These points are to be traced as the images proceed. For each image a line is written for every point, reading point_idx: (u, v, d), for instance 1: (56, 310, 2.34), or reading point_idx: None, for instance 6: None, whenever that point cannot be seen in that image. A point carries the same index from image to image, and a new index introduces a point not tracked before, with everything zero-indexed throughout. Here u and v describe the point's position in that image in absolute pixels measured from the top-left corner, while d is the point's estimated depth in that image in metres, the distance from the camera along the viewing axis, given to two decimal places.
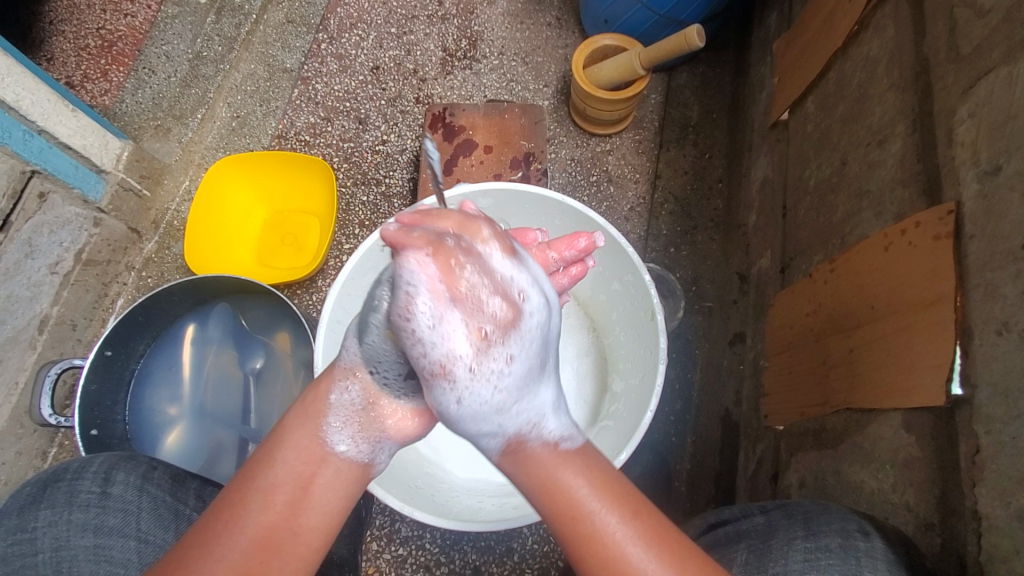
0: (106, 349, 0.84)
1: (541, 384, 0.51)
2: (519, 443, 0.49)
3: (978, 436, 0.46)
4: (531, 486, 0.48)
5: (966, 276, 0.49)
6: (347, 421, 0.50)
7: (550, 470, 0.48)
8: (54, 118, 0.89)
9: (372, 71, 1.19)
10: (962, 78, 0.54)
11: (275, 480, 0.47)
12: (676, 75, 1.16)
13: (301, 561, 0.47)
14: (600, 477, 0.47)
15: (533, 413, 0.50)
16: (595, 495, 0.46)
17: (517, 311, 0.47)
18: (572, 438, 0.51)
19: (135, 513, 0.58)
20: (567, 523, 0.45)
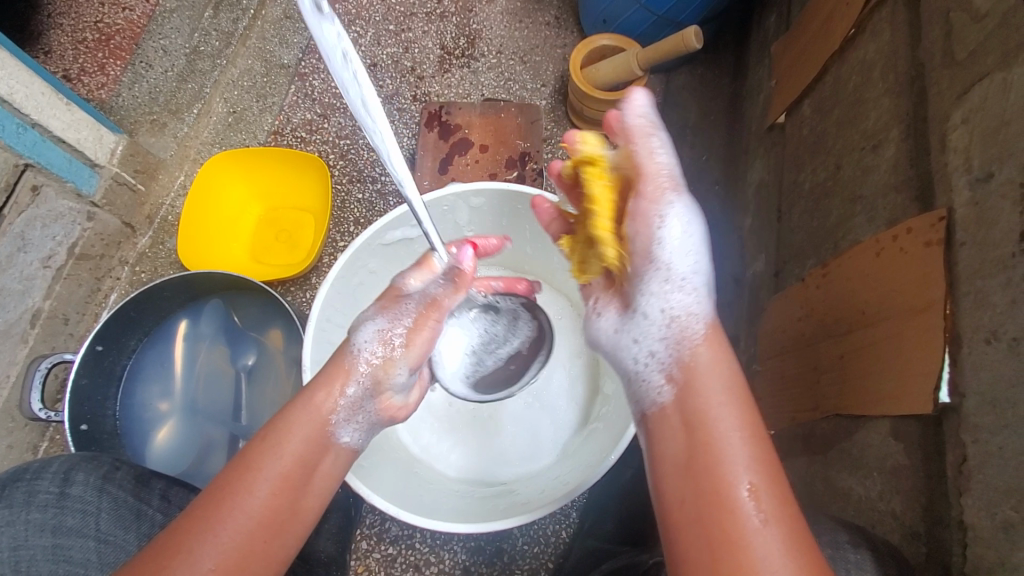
0: (97, 344, 0.84)
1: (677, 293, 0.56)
2: (686, 338, 0.53)
3: (965, 444, 0.46)
4: (686, 405, 0.49)
5: (956, 283, 0.48)
6: (353, 412, 0.57)
7: (706, 400, 0.48)
8: (48, 112, 0.89)
9: (370, 68, 1.18)
10: (956, 83, 0.54)
11: (278, 466, 0.51)
12: (675, 76, 1.15)
13: (299, 537, 0.51)
14: (750, 417, 0.47)
15: (689, 311, 0.55)
16: (738, 424, 0.46)
17: (663, 237, 0.56)
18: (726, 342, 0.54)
19: (94, 513, 0.58)
20: (705, 442, 0.46)
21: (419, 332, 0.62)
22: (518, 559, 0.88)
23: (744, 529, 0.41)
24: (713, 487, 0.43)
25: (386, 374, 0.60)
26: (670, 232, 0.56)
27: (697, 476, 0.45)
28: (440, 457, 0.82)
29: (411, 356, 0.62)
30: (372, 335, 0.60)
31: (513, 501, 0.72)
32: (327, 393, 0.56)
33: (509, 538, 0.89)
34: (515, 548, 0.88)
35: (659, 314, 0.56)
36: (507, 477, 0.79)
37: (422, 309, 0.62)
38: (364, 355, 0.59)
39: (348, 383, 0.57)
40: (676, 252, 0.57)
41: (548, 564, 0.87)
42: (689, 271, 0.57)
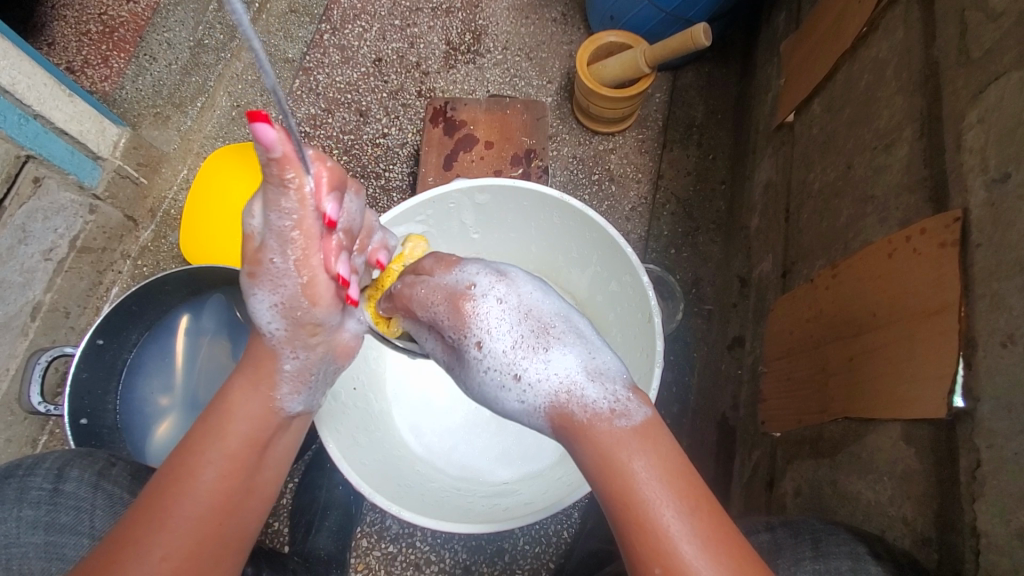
0: (98, 337, 0.83)
1: (545, 362, 0.50)
2: (561, 405, 0.48)
3: (979, 450, 0.45)
4: (587, 456, 0.45)
5: (971, 286, 0.47)
6: (301, 381, 0.56)
7: (604, 445, 0.44)
8: (50, 103, 0.88)
9: (375, 63, 1.18)
10: (972, 82, 0.53)
11: (223, 449, 0.50)
12: (682, 74, 1.14)
13: (257, 513, 0.52)
14: (655, 451, 0.44)
15: (557, 373, 0.49)
16: (644, 466, 0.43)
17: (486, 318, 0.51)
18: (612, 393, 0.47)
19: (88, 511, 0.57)
20: (614, 501, 0.43)
21: (311, 274, 0.52)
22: (519, 558, 0.87)
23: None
24: (638, 543, 0.41)
25: (309, 332, 0.55)
26: (479, 322, 0.51)
27: (622, 532, 0.42)
28: (442, 456, 0.81)
29: (324, 306, 0.54)
30: (267, 310, 0.53)
31: (515, 502, 0.72)
32: (261, 376, 0.54)
33: (510, 537, 0.88)
34: (516, 548, 0.88)
35: (516, 402, 0.50)
36: (508, 476, 0.79)
37: (299, 249, 0.50)
38: (273, 331, 0.54)
39: (280, 360, 0.54)
40: (502, 333, 0.51)
41: (548, 564, 0.87)
42: (543, 364, 0.50)
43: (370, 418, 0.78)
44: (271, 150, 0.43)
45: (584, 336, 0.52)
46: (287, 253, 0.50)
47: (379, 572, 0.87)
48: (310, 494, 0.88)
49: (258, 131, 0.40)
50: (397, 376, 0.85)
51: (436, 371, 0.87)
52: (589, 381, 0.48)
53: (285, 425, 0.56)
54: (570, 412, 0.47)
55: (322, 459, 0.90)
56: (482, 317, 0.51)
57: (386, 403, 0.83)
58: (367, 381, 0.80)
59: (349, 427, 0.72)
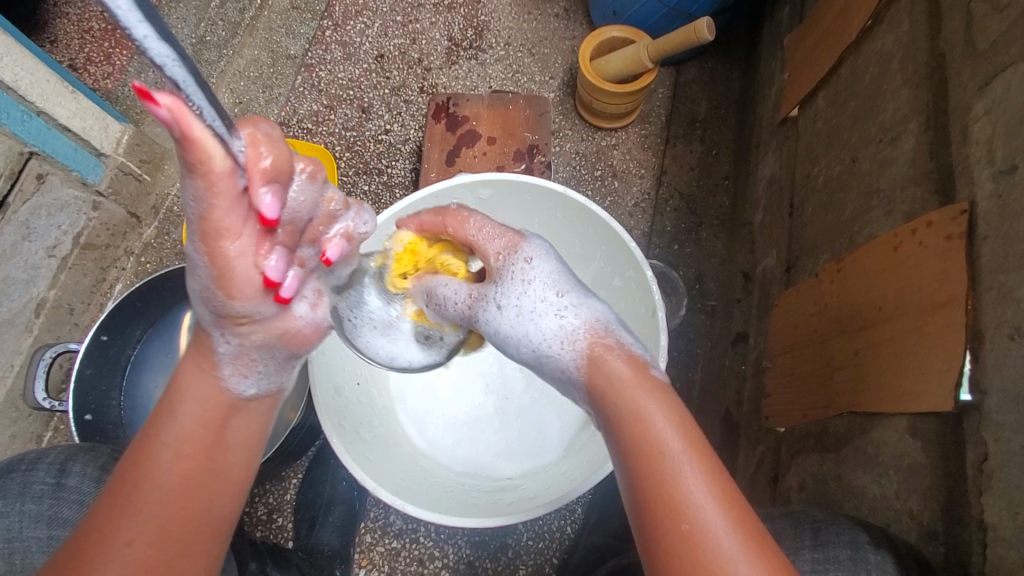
0: (102, 333, 0.85)
1: (584, 304, 0.53)
2: (594, 342, 0.50)
3: (986, 443, 0.45)
4: (613, 404, 0.46)
5: (978, 278, 0.47)
6: (245, 365, 0.50)
7: (632, 394, 0.46)
8: (53, 100, 0.88)
9: (377, 59, 1.17)
10: (979, 74, 0.52)
11: (178, 432, 0.47)
12: (685, 70, 1.14)
13: (229, 494, 0.50)
14: (676, 408, 0.45)
15: (595, 314, 0.52)
16: (667, 418, 0.44)
17: (539, 254, 0.56)
18: (638, 343, 0.51)
19: (91, 506, 0.57)
20: (635, 450, 0.43)
21: (224, 262, 0.44)
22: (523, 554, 0.87)
23: (698, 536, 0.39)
24: (659, 494, 0.41)
25: (236, 324, 0.47)
26: (532, 259, 0.56)
27: (641, 484, 0.42)
28: (446, 451, 0.81)
29: (244, 299, 0.46)
30: (195, 297, 0.47)
31: (520, 496, 0.72)
32: (204, 356, 0.49)
33: (513, 532, 0.88)
34: (520, 543, 0.88)
35: (554, 323, 0.52)
36: (512, 471, 0.79)
37: (202, 236, 0.42)
38: (205, 318, 0.48)
39: (217, 343, 0.49)
40: (547, 271, 0.55)
41: (552, 559, 0.87)
42: (581, 305, 0.53)
43: (375, 414, 0.78)
44: (168, 126, 0.35)
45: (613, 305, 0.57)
46: (195, 240, 0.43)
47: (383, 567, 0.87)
48: (313, 490, 0.88)
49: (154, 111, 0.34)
50: (401, 372, 0.85)
51: (439, 368, 0.87)
52: (621, 329, 0.52)
53: (246, 408, 0.51)
54: (604, 349, 0.50)
55: (326, 455, 0.91)
56: (528, 252, 0.56)
57: (390, 400, 0.83)
58: (370, 377, 0.80)
59: (352, 422, 0.72)
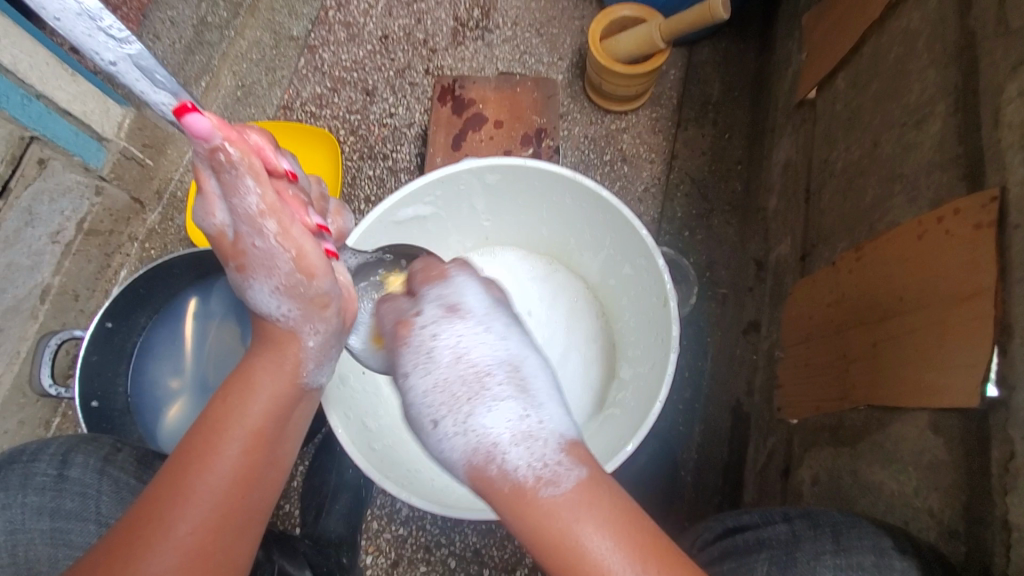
0: (107, 320, 0.83)
1: (478, 407, 0.48)
2: (478, 461, 0.47)
3: (1014, 441, 0.43)
4: (521, 527, 0.44)
5: (1009, 270, 0.45)
6: (324, 355, 0.56)
7: (552, 519, 0.43)
8: (52, 82, 0.86)
9: (381, 40, 1.15)
10: (1012, 53, 0.50)
11: (247, 425, 0.49)
12: (697, 50, 1.10)
13: (278, 485, 0.51)
14: (618, 526, 0.43)
15: (482, 432, 0.47)
16: (602, 540, 0.42)
17: (449, 332, 0.53)
18: (550, 455, 0.46)
19: (93, 495, 0.57)
20: (564, 572, 0.42)
21: (300, 243, 0.51)
22: None
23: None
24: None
25: (321, 306, 0.54)
26: (434, 330, 0.53)
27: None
28: None
29: (321, 276, 0.53)
30: (269, 296, 0.53)
31: None
32: (282, 353, 0.54)
33: None
34: None
35: (453, 439, 0.49)
36: None
37: (274, 223, 0.50)
38: (284, 314, 0.54)
39: (302, 338, 0.54)
40: (459, 347, 0.52)
41: None
42: (486, 416, 0.48)
43: (381, 402, 0.77)
44: (211, 142, 0.46)
45: (534, 391, 0.51)
46: (263, 231, 0.50)
47: (390, 554, 0.87)
48: (320, 477, 0.88)
49: (193, 125, 0.44)
50: None
51: None
52: (517, 440, 0.47)
53: (307, 398, 0.56)
54: (490, 463, 0.47)
55: (332, 443, 0.90)
56: (439, 327, 0.53)
57: None
58: None
59: (355, 410, 0.71)
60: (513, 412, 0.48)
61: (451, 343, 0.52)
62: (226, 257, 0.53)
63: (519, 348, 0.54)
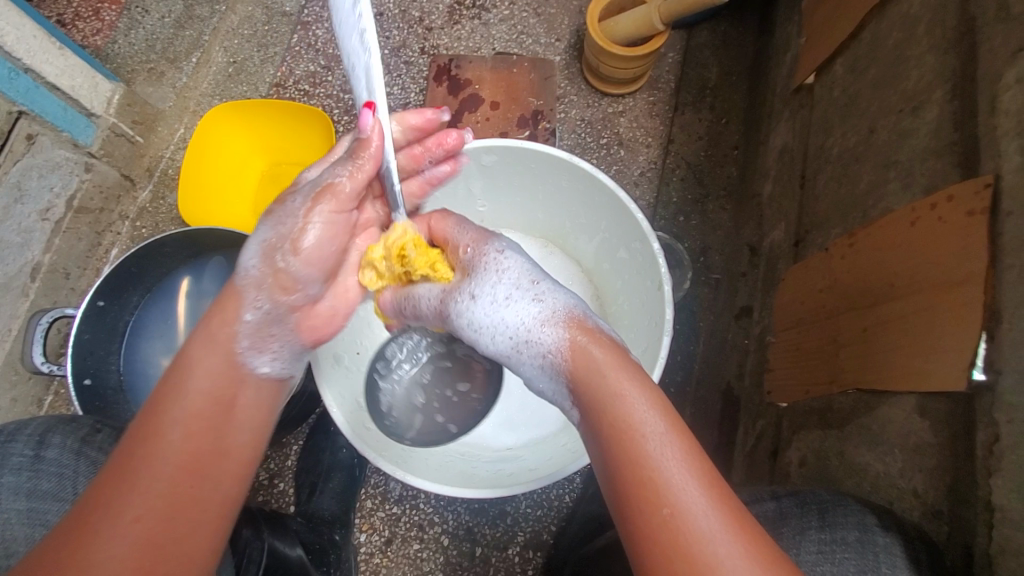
0: (98, 299, 0.84)
1: (529, 301, 0.55)
2: (545, 349, 0.51)
3: (998, 424, 0.44)
4: (584, 398, 0.47)
5: (999, 257, 0.46)
6: (260, 340, 0.55)
7: (603, 385, 0.46)
8: (41, 56, 0.84)
9: (376, 18, 1.12)
10: (1013, 38, 0.50)
11: (186, 409, 0.48)
12: (696, 33, 1.09)
13: (233, 478, 0.49)
14: (654, 398, 0.45)
15: (515, 321, 0.54)
16: (647, 409, 0.44)
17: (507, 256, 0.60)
18: (547, 336, 0.52)
19: (72, 476, 0.57)
20: (606, 433, 0.44)
21: (325, 231, 0.59)
22: (521, 521, 0.88)
23: (677, 521, 0.39)
24: (635, 488, 0.41)
25: (283, 289, 0.57)
26: (484, 287, 0.58)
27: (612, 474, 0.43)
28: None
29: (304, 262, 0.58)
30: (258, 245, 0.57)
31: (520, 468, 0.71)
32: (226, 308, 0.54)
33: (513, 500, 0.89)
34: (518, 511, 0.89)
35: (510, 332, 0.54)
36: (513, 442, 0.78)
37: (326, 201, 0.58)
38: (250, 271, 0.56)
39: (244, 307, 0.55)
40: (514, 267, 0.59)
41: (550, 527, 0.88)
42: (518, 309, 0.55)
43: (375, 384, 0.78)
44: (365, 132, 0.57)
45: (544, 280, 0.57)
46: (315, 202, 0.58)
47: (384, 532, 0.89)
48: (314, 457, 0.89)
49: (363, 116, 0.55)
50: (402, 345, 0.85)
51: None
52: (520, 343, 0.53)
53: (251, 386, 0.54)
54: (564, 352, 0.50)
55: (326, 423, 0.90)
56: (479, 278, 0.59)
57: None
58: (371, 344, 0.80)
59: (350, 392, 0.72)
60: (504, 288, 0.57)
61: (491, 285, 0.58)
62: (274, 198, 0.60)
63: (516, 263, 0.59)
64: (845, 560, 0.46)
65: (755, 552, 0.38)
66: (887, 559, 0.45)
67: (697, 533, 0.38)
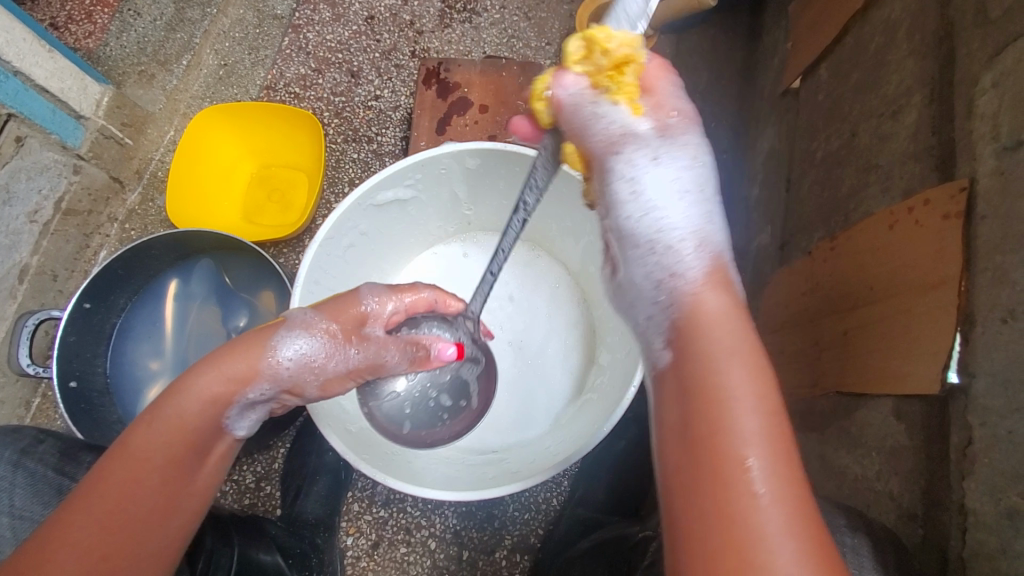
0: (85, 301, 0.82)
1: (685, 203, 0.50)
2: (674, 276, 0.47)
3: (971, 428, 0.44)
4: (692, 351, 0.44)
5: (974, 260, 0.46)
6: (247, 412, 0.56)
7: (719, 352, 0.42)
8: (30, 59, 0.85)
9: (366, 21, 1.13)
10: (989, 44, 0.50)
11: (167, 449, 0.51)
12: (686, 37, 1.10)
13: (191, 520, 0.52)
14: (763, 386, 0.41)
15: (672, 223, 0.49)
16: (744, 386, 0.41)
17: (682, 154, 0.51)
18: (689, 255, 0.48)
19: (9, 489, 0.58)
20: (697, 406, 0.41)
21: (343, 380, 0.61)
22: (508, 524, 0.88)
23: (751, 511, 0.37)
24: (710, 469, 0.39)
25: (293, 393, 0.58)
26: (650, 175, 0.50)
27: (689, 445, 0.41)
28: None
29: (319, 395, 0.60)
30: (303, 351, 0.57)
31: (503, 471, 0.71)
32: (238, 371, 0.54)
33: (500, 504, 0.89)
34: (506, 514, 0.88)
35: (643, 217, 0.49)
36: (498, 445, 0.78)
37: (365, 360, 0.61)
38: (283, 365, 0.56)
39: (253, 388, 0.55)
40: (680, 167, 0.50)
41: (538, 530, 0.88)
42: (682, 211, 0.49)
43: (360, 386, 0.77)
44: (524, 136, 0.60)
45: (713, 193, 0.51)
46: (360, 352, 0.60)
47: (371, 535, 0.88)
48: (300, 460, 0.88)
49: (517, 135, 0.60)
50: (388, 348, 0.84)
51: None
52: (654, 244, 0.49)
53: (227, 440, 0.56)
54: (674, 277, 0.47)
55: (313, 426, 0.90)
56: (663, 155, 0.50)
57: None
58: None
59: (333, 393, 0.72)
60: (682, 180, 0.50)
61: (664, 171, 0.50)
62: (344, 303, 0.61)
63: (696, 149, 0.51)
64: (820, 567, 0.45)
65: (818, 556, 0.36)
66: (863, 565, 0.45)
67: (766, 535, 0.36)
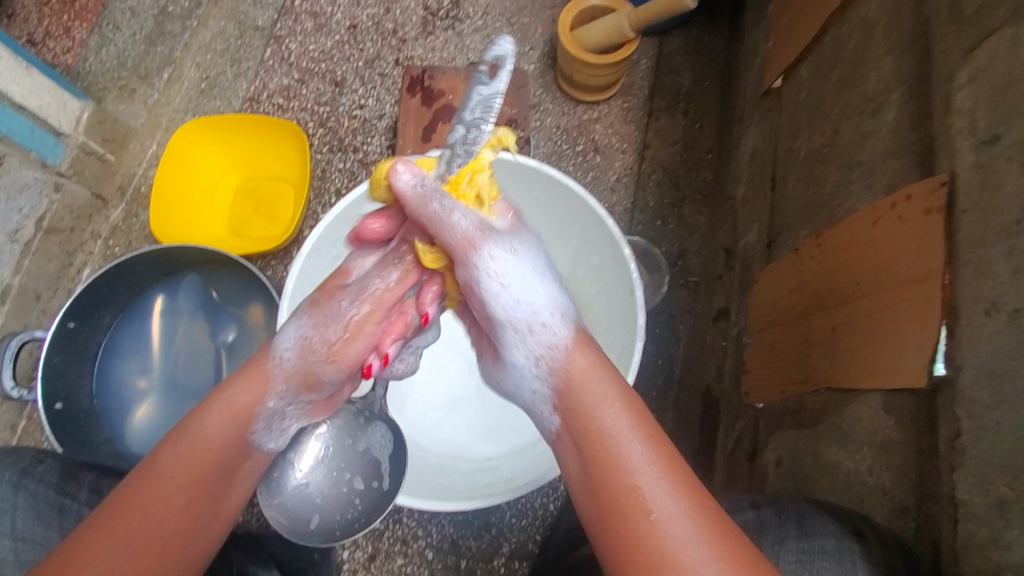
0: (69, 320, 0.81)
1: (539, 286, 0.55)
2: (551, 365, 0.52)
3: (959, 419, 0.45)
4: (569, 427, 0.49)
5: (957, 253, 0.46)
6: (272, 422, 0.57)
7: (585, 408, 0.48)
8: (7, 77, 0.84)
9: (349, 30, 1.12)
10: (964, 40, 0.51)
11: (193, 463, 0.51)
12: (668, 39, 1.10)
13: (216, 537, 0.53)
14: (650, 438, 0.46)
15: (530, 307, 0.54)
16: (639, 445, 0.45)
17: (524, 249, 0.55)
18: (556, 329, 0.54)
19: (10, 511, 0.56)
20: (587, 459, 0.46)
21: (346, 348, 0.55)
22: (506, 531, 0.88)
23: (662, 528, 0.41)
24: (610, 518, 0.43)
25: (308, 383, 0.56)
26: (496, 267, 0.53)
27: (591, 504, 0.44)
28: (424, 433, 0.80)
29: (333, 368, 0.56)
30: (294, 338, 0.56)
31: (499, 479, 0.72)
32: (255, 377, 0.55)
33: (497, 511, 0.88)
34: (503, 521, 0.88)
35: (516, 310, 0.54)
36: (492, 451, 0.78)
37: (366, 312, 0.55)
38: (282, 358, 0.55)
39: (268, 394, 0.55)
40: (534, 261, 0.56)
41: (535, 535, 0.87)
42: (545, 291, 0.55)
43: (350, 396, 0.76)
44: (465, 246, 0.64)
45: (554, 279, 0.57)
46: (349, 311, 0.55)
47: (367, 548, 0.87)
48: None
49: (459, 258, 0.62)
50: None
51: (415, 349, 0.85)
52: (519, 331, 0.54)
53: (255, 458, 0.57)
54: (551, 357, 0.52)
55: None
56: (494, 258, 0.53)
57: None
58: None
59: None
60: (524, 276, 0.54)
61: (508, 268, 0.53)
62: (325, 285, 0.58)
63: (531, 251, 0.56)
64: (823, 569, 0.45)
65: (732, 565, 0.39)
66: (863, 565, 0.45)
67: (672, 553, 0.40)
